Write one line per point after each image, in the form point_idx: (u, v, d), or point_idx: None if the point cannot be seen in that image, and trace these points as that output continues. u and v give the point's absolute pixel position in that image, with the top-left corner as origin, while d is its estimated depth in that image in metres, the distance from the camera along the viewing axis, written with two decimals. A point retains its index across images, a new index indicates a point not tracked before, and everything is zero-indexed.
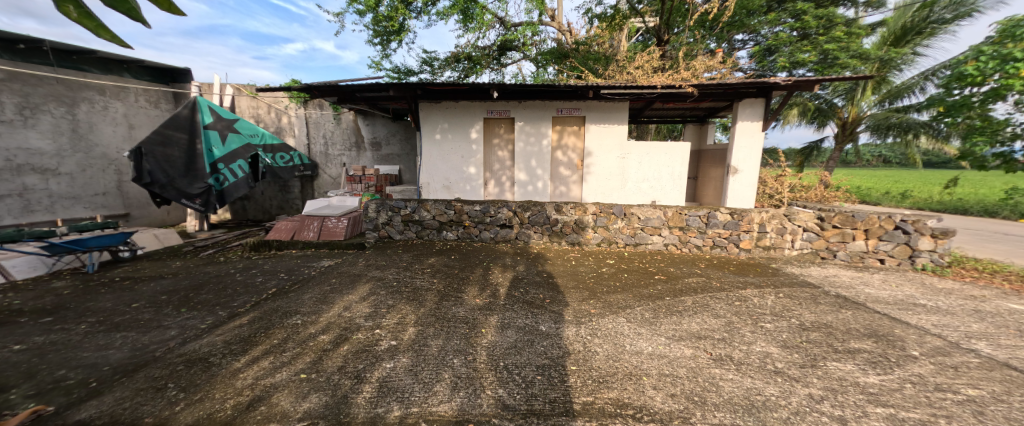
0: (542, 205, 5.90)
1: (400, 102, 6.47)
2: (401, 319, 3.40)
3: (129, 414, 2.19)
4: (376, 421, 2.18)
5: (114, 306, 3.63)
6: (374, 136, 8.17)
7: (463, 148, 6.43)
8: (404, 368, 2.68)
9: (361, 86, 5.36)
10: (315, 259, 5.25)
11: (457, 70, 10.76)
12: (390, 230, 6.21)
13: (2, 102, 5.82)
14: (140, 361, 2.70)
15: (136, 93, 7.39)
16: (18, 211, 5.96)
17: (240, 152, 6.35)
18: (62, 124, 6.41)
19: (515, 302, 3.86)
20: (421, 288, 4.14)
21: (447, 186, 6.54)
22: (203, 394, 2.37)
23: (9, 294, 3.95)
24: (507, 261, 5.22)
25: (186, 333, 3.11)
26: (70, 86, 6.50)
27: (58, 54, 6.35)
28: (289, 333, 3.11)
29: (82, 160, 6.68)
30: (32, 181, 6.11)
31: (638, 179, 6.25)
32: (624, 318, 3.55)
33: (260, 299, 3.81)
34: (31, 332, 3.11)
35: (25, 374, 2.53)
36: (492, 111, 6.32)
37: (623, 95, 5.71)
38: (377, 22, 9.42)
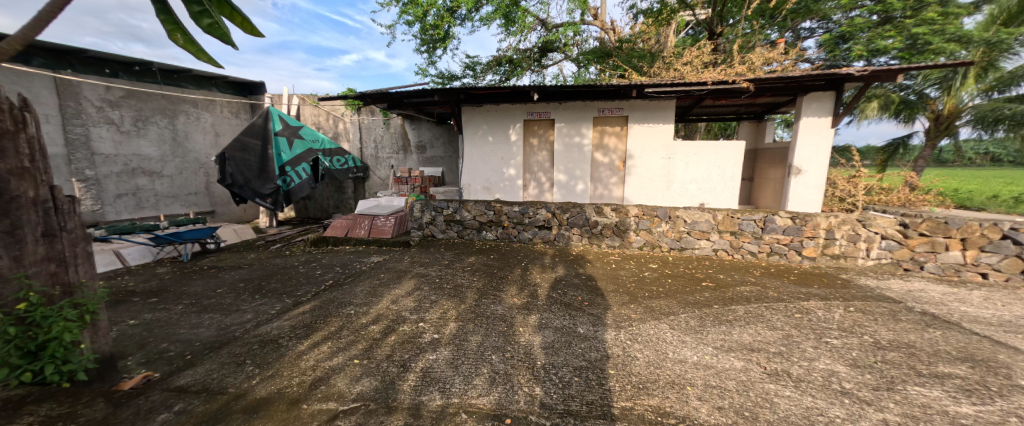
0: (582, 207, 5.83)
1: (444, 106, 6.71)
2: (442, 314, 3.56)
3: (217, 384, 2.54)
4: (420, 408, 2.32)
5: (203, 291, 4.18)
6: (420, 140, 8.57)
7: (503, 151, 6.51)
8: (445, 361, 2.81)
9: (407, 92, 5.63)
10: (365, 255, 5.64)
11: (498, 73, 10.88)
12: (433, 229, 6.48)
13: (122, 115, 6.87)
14: (223, 339, 3.10)
15: (222, 105, 8.38)
16: (132, 207, 6.99)
17: (304, 156, 6.82)
18: (165, 133, 7.43)
19: (553, 303, 3.86)
20: (461, 286, 4.29)
21: (487, 187, 6.66)
22: (274, 371, 2.67)
23: (125, 277, 4.70)
24: (546, 262, 5.23)
25: (260, 317, 3.50)
26: (171, 101, 7.53)
27: (163, 74, 7.42)
28: (344, 322, 3.39)
29: (180, 164, 7.68)
30: (143, 182, 7.14)
31: (684, 181, 5.96)
32: (668, 325, 3.42)
33: (320, 290, 4.18)
34: (141, 309, 3.68)
35: (138, 345, 3.01)
36: (532, 112, 6.34)
37: (670, 93, 5.44)
38: (424, 30, 9.80)
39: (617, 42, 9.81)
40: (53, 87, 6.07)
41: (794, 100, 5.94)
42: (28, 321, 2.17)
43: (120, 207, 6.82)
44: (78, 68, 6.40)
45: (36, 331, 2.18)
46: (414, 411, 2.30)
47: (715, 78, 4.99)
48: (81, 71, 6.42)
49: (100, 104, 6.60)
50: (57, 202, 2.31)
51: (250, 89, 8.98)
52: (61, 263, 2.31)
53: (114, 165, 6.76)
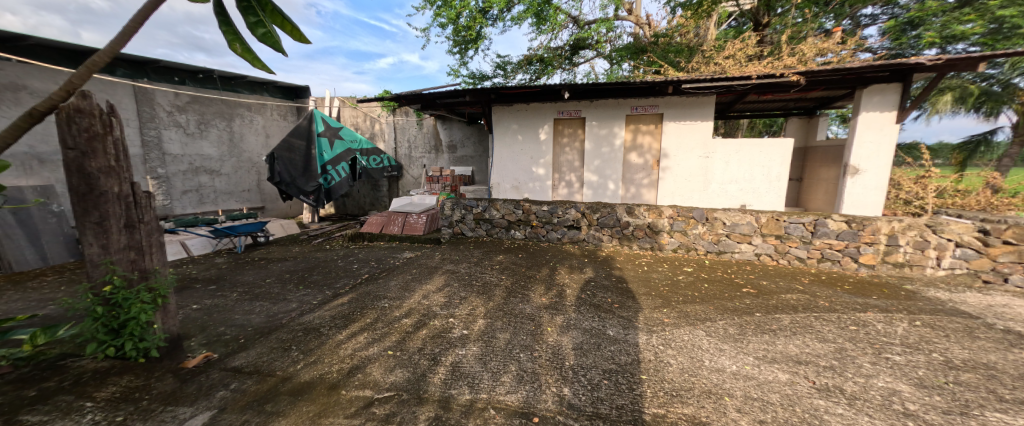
0: (613, 207, 5.70)
1: (475, 106, 6.80)
2: (472, 310, 3.63)
3: (266, 366, 2.75)
4: (450, 401, 2.38)
5: (254, 280, 4.53)
6: (451, 139, 8.73)
7: (533, 150, 6.48)
8: (474, 356, 2.87)
9: (440, 93, 5.76)
10: (398, 251, 5.85)
11: (528, 72, 10.88)
12: (463, 227, 6.54)
13: (188, 119, 7.54)
14: (271, 325, 3.35)
15: (272, 108, 9.03)
16: (195, 203, 7.69)
17: (343, 155, 7.29)
18: (224, 135, 8.10)
19: (580, 303, 3.82)
20: (489, 283, 4.35)
21: (516, 187, 6.68)
22: (317, 358, 2.84)
23: (189, 266, 5.19)
24: (575, 262, 5.16)
25: (303, 306, 3.75)
26: (230, 105, 8.18)
27: (222, 80, 8.15)
28: (379, 314, 3.54)
29: (235, 163, 8.35)
30: (205, 180, 7.82)
31: (723, 181, 5.67)
32: (704, 331, 3.28)
33: (357, 283, 4.40)
34: (202, 295, 4.05)
35: (200, 327, 3.31)
36: (563, 111, 6.27)
37: (710, 89, 5.18)
38: (457, 32, 9.98)
39: (652, 37, 9.46)
40: (133, 94, 6.79)
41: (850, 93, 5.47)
42: (112, 302, 2.47)
43: (186, 202, 7.52)
44: (152, 76, 7.13)
45: (117, 312, 2.49)
46: (445, 403, 2.36)
47: (760, 72, 4.70)
48: (155, 80, 7.17)
49: (170, 109, 7.29)
50: (136, 197, 2.60)
51: (296, 93, 9.64)
52: (138, 251, 2.59)
53: (181, 164, 7.46)
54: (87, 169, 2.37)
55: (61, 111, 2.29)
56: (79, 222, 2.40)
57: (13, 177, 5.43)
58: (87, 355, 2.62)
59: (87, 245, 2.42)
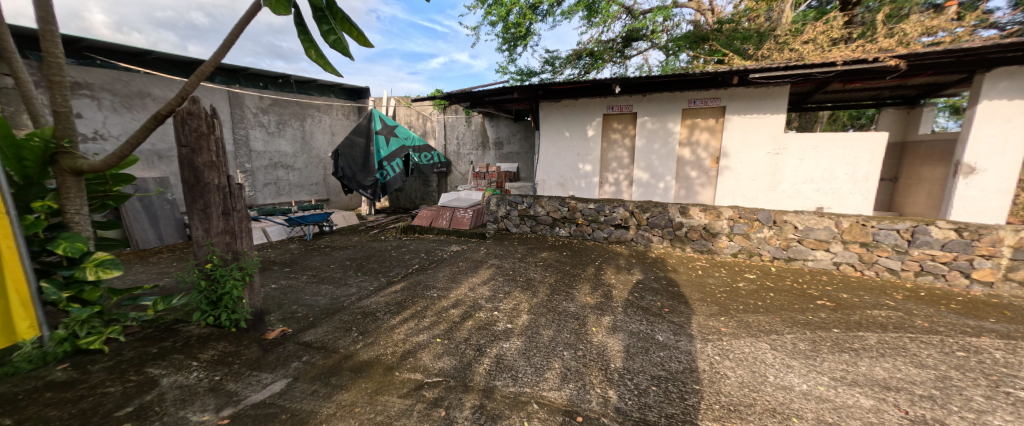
0: (665, 206, 5.44)
1: (523, 103, 6.81)
2: (515, 305, 3.67)
3: (331, 344, 3.03)
4: (494, 392, 2.45)
5: (321, 265, 5.00)
6: (498, 136, 8.88)
7: (579, 146, 6.35)
8: (518, 351, 2.90)
9: (489, 91, 5.85)
10: (446, 244, 6.06)
11: (577, 67, 10.81)
12: (508, 223, 6.61)
13: (269, 119, 8.46)
14: (335, 307, 3.67)
15: (337, 109, 9.83)
16: (273, 194, 8.62)
17: (398, 152, 7.67)
18: (297, 134, 8.98)
19: (628, 306, 3.68)
20: (534, 279, 4.37)
21: (562, 184, 6.57)
22: (374, 339, 3.08)
23: (270, 250, 5.85)
24: (626, 263, 4.98)
25: (361, 291, 4.06)
26: (303, 106, 9.04)
27: (298, 84, 9.02)
28: (428, 303, 3.72)
29: (306, 159, 9.22)
30: (282, 174, 8.74)
31: (796, 181, 5.16)
32: (768, 344, 3.00)
33: (408, 272, 4.66)
34: (278, 277, 4.56)
35: (277, 305, 3.74)
36: (613, 106, 6.06)
37: (783, 78, 4.69)
38: (506, 29, 10.01)
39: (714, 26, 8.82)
40: (227, 98, 7.71)
41: (966, 79, 4.63)
42: (212, 277, 2.88)
43: (266, 193, 8.46)
44: (243, 82, 8.06)
45: (217, 286, 2.91)
46: (489, 393, 2.43)
47: (847, 57, 4.16)
48: (245, 85, 8.11)
49: (255, 110, 8.21)
50: (232, 188, 2.97)
51: (357, 94, 10.41)
52: (231, 235, 2.96)
53: (263, 160, 8.39)
54: (196, 164, 2.79)
55: (177, 115, 2.71)
56: (190, 209, 2.82)
57: (140, 169, 6.50)
58: (193, 322, 3.10)
59: (195, 228, 2.84)
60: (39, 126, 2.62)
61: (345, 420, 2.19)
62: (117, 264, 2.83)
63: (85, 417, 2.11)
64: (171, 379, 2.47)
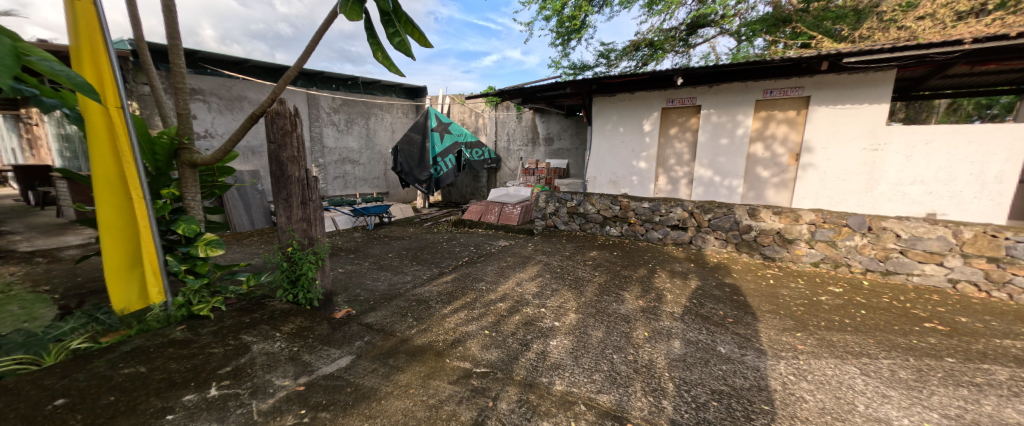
0: (730, 208, 5.21)
1: (575, 98, 6.72)
2: (563, 303, 3.63)
3: (389, 327, 3.25)
4: (541, 388, 2.44)
5: (381, 253, 5.37)
6: (548, 132, 8.61)
7: (634, 142, 6.12)
8: (565, 350, 2.87)
9: (540, 87, 5.86)
10: (494, 239, 6.17)
11: (634, 59, 10.88)
12: (556, 220, 6.64)
13: (339, 118, 9.21)
14: (392, 293, 3.93)
15: (398, 107, 10.43)
16: (341, 187, 9.42)
17: (451, 148, 7.89)
18: (363, 132, 9.68)
19: (686, 313, 3.44)
20: (582, 278, 4.28)
21: (614, 181, 6.38)
22: (428, 326, 3.24)
23: (340, 237, 6.41)
24: (686, 268, 4.67)
25: (415, 280, 4.30)
26: (368, 106, 9.72)
27: (364, 84, 9.69)
28: (477, 295, 3.83)
29: (370, 155, 9.92)
30: (348, 169, 9.51)
31: (900, 181, 4.42)
32: (856, 369, 2.62)
33: (458, 264, 4.84)
34: (344, 262, 4.98)
35: (342, 287, 4.09)
36: (672, 100, 5.73)
37: (888, 63, 4.04)
38: (560, 23, 9.93)
39: (798, 7, 8.06)
40: (306, 100, 8.52)
41: None
42: (292, 259, 3.25)
43: (335, 186, 9.27)
44: (319, 85, 8.86)
45: (296, 267, 3.26)
46: (536, 389, 2.43)
47: (978, 33, 3.48)
48: (320, 88, 8.88)
49: (329, 110, 8.97)
50: (309, 180, 3.30)
51: (415, 93, 10.94)
52: (308, 223, 3.29)
53: (333, 155, 9.16)
54: (281, 158, 3.13)
55: (266, 115, 3.06)
56: (276, 198, 3.19)
57: (238, 163, 7.48)
58: (276, 298, 3.51)
59: (280, 215, 3.21)
60: (166, 126, 3.12)
61: (401, 399, 2.33)
62: (220, 244, 3.25)
63: (196, 372, 2.51)
64: (260, 346, 2.83)
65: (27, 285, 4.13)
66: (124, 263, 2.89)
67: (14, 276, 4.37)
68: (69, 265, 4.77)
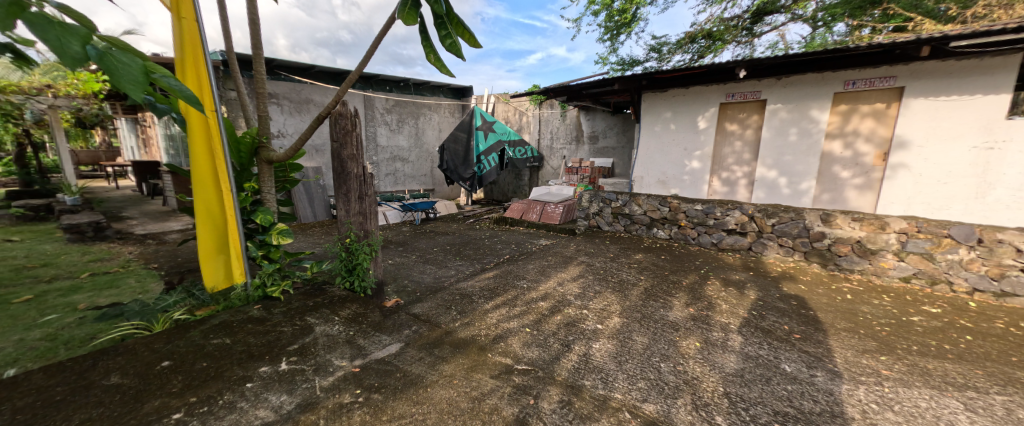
0: (799, 213, 4.76)
1: (623, 95, 6.50)
2: (606, 306, 3.51)
3: (435, 318, 3.37)
4: (583, 391, 2.38)
5: (427, 247, 5.58)
6: (593, 130, 8.38)
7: (687, 140, 5.74)
8: (608, 353, 2.78)
9: (586, 84, 5.74)
10: (535, 237, 6.16)
11: (688, 52, 10.40)
12: (599, 220, 6.51)
13: (391, 118, 9.62)
14: (437, 286, 4.07)
15: (445, 107, 10.76)
16: (391, 183, 9.85)
17: (494, 146, 7.84)
18: (412, 131, 10.07)
19: (744, 325, 3.17)
20: (627, 281, 4.11)
21: (663, 181, 6.06)
22: (471, 319, 3.32)
23: (392, 230, 6.76)
24: (744, 277, 4.32)
25: (459, 274, 4.42)
26: (418, 106, 10.12)
27: (415, 86, 10.15)
28: (518, 292, 3.84)
29: (418, 153, 10.31)
30: (398, 166, 9.93)
31: (1023, 187, 3.70)
32: (958, 404, 2.23)
33: (500, 261, 4.88)
34: (393, 254, 5.24)
35: (392, 278, 4.32)
36: (732, 94, 5.34)
37: (1009, 43, 3.46)
38: (610, 18, 9.84)
39: None
40: (362, 101, 8.97)
41: None
42: (350, 249, 3.51)
43: (386, 182, 9.72)
44: (375, 87, 9.42)
45: (353, 257, 3.52)
46: (579, 391, 2.39)
47: None
48: (375, 89, 9.43)
49: (382, 110, 9.41)
50: (366, 176, 3.50)
51: (461, 93, 11.28)
52: (364, 216, 3.49)
53: (385, 153, 9.60)
54: (342, 155, 3.36)
55: (331, 116, 3.31)
56: (337, 192, 3.45)
57: (305, 161, 8.18)
58: (335, 284, 3.80)
59: (339, 209, 3.46)
60: (250, 127, 3.50)
61: (446, 389, 2.41)
62: (289, 233, 3.61)
63: (271, 347, 2.80)
64: (322, 327, 3.08)
65: (140, 263, 4.88)
66: (213, 248, 3.29)
67: (132, 255, 5.19)
68: (172, 247, 5.56)
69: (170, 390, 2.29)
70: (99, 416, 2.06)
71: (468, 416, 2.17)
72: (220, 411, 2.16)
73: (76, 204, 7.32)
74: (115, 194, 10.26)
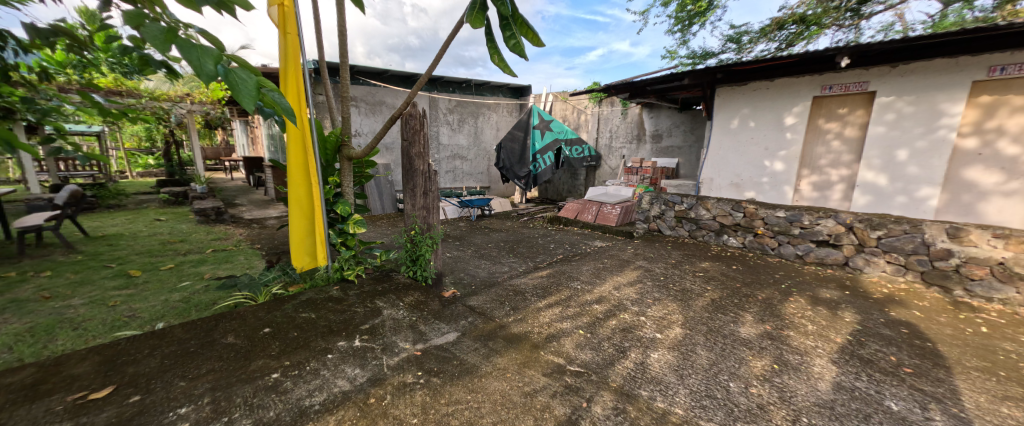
0: (916, 225, 4.03)
1: (692, 90, 6.02)
2: (665, 315, 3.31)
3: (490, 312, 3.46)
4: (640, 401, 2.27)
5: (483, 243, 5.73)
6: (656, 128, 7.87)
7: (770, 138, 5.13)
8: (668, 365, 2.62)
9: (652, 79, 5.41)
10: (590, 238, 5.98)
11: (775, 40, 9.33)
12: (660, 224, 6.18)
13: (453, 118, 9.98)
14: (491, 281, 4.17)
15: (503, 106, 10.90)
16: (450, 180, 10.24)
17: (550, 145, 7.69)
18: (472, 130, 10.36)
19: (835, 352, 2.76)
20: (690, 291, 3.82)
21: (737, 184, 5.51)
22: (524, 316, 3.36)
23: (454, 225, 7.05)
24: (837, 296, 3.77)
25: (512, 271, 4.48)
26: (478, 106, 10.37)
27: (476, 86, 10.36)
28: (572, 293, 3.78)
29: (476, 151, 10.59)
30: (457, 164, 10.29)
31: None
32: None
33: (553, 260, 4.85)
34: (451, 248, 5.48)
35: (450, 270, 4.52)
36: (830, 86, 4.65)
37: None
38: (681, 8, 9.23)
39: None
40: (427, 102, 9.42)
41: None
42: (414, 241, 3.75)
43: (445, 179, 10.13)
44: (439, 88, 9.80)
45: (417, 248, 3.76)
46: (635, 401, 2.28)
47: None
48: (439, 91, 9.80)
49: (445, 111, 9.81)
50: (431, 172, 3.69)
51: (519, 92, 11.35)
52: (428, 210, 3.70)
53: (445, 152, 10.01)
54: (410, 154, 3.58)
55: (402, 116, 3.53)
56: (404, 188, 3.67)
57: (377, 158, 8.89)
58: (401, 272, 4.10)
59: (406, 203, 3.68)
60: (334, 127, 3.86)
61: (500, 381, 2.47)
62: (363, 223, 3.92)
63: (348, 324, 3.10)
64: (389, 311, 3.34)
65: (247, 243, 5.72)
66: (302, 233, 3.70)
67: (242, 236, 6.10)
68: (271, 231, 6.41)
69: (270, 353, 2.66)
70: (218, 368, 2.46)
71: (520, 410, 2.20)
72: (307, 376, 2.46)
73: (203, 192, 8.77)
74: (231, 185, 12.10)
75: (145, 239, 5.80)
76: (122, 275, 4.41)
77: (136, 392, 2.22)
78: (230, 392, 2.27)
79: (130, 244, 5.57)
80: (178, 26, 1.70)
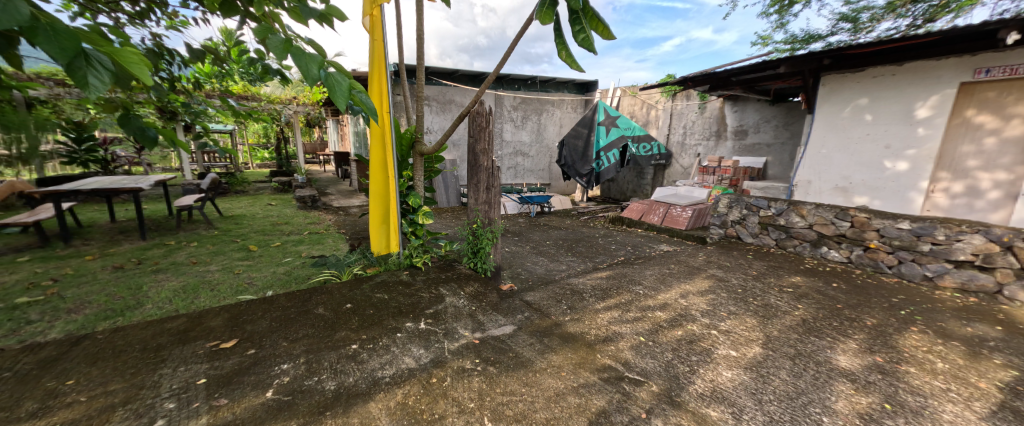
0: None
1: (789, 79, 5.30)
2: (741, 331, 2.98)
3: (547, 308, 3.41)
4: (708, 422, 2.07)
5: (541, 240, 5.68)
6: (741, 123, 7.07)
7: (892, 133, 4.30)
8: (744, 385, 2.36)
9: (739, 69, 4.86)
10: (656, 242, 5.61)
11: (905, 16, 7.80)
12: (740, 230, 5.58)
13: (516, 115, 9.99)
14: (548, 278, 4.12)
15: (569, 103, 10.59)
16: (511, 176, 10.32)
17: (615, 142, 7.35)
18: (534, 127, 10.27)
19: (975, 399, 2.25)
20: (773, 307, 3.39)
21: (843, 188, 4.76)
22: (581, 316, 3.26)
23: (516, 221, 7.10)
24: (980, 330, 3.07)
25: (571, 270, 4.37)
26: (542, 102, 10.23)
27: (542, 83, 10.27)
28: (632, 298, 3.58)
29: (538, 148, 10.49)
30: (519, 160, 10.32)
31: None
32: None
33: (614, 262, 4.64)
34: (511, 243, 5.51)
35: (508, 264, 4.55)
36: (984, 69, 3.76)
37: None
38: None
39: None
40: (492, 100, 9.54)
41: None
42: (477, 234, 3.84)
43: (506, 175, 10.22)
44: (505, 86, 9.93)
45: (479, 240, 3.85)
46: (704, 420, 2.08)
47: None
48: (504, 89, 9.95)
49: (510, 108, 9.87)
50: (494, 168, 3.69)
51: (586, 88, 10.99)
52: (490, 205, 3.73)
53: (507, 148, 10.09)
54: (476, 150, 3.65)
55: (469, 113, 3.60)
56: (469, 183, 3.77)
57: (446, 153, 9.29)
58: (462, 263, 4.23)
59: (471, 197, 3.79)
60: (410, 125, 4.10)
61: (554, 379, 2.42)
62: (431, 215, 4.10)
63: (416, 307, 3.27)
64: (450, 299, 3.46)
65: (335, 228, 6.36)
66: (380, 222, 4.03)
67: (331, 221, 6.80)
68: (354, 218, 7.04)
69: (350, 326, 2.92)
70: (312, 334, 2.76)
71: (574, 411, 2.14)
72: (379, 350, 2.64)
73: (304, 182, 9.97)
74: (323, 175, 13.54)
75: (260, 220, 6.77)
76: (245, 248, 5.19)
77: (252, 346, 2.58)
78: (320, 355, 2.53)
79: (252, 223, 6.55)
80: (294, 36, 1.91)
